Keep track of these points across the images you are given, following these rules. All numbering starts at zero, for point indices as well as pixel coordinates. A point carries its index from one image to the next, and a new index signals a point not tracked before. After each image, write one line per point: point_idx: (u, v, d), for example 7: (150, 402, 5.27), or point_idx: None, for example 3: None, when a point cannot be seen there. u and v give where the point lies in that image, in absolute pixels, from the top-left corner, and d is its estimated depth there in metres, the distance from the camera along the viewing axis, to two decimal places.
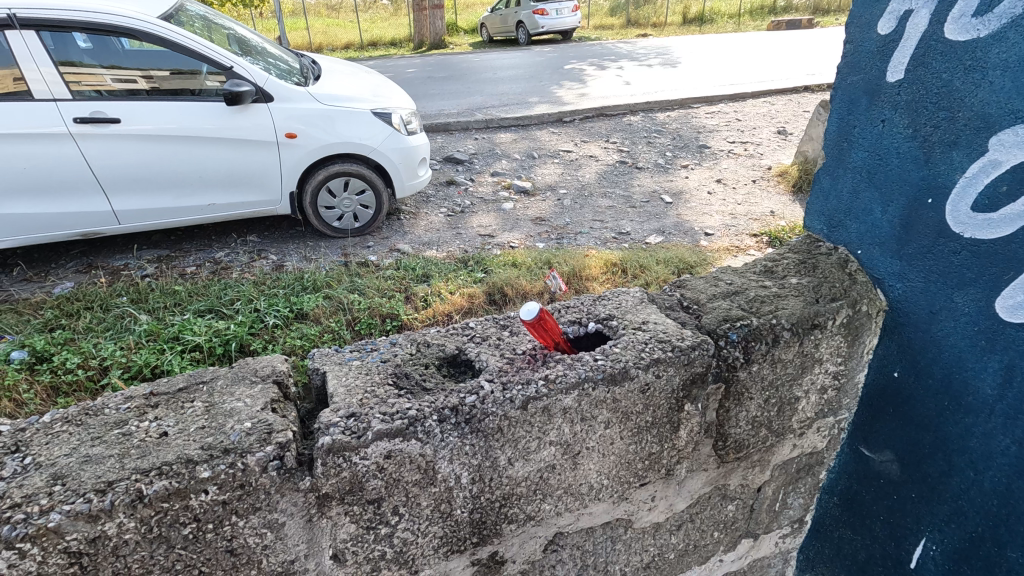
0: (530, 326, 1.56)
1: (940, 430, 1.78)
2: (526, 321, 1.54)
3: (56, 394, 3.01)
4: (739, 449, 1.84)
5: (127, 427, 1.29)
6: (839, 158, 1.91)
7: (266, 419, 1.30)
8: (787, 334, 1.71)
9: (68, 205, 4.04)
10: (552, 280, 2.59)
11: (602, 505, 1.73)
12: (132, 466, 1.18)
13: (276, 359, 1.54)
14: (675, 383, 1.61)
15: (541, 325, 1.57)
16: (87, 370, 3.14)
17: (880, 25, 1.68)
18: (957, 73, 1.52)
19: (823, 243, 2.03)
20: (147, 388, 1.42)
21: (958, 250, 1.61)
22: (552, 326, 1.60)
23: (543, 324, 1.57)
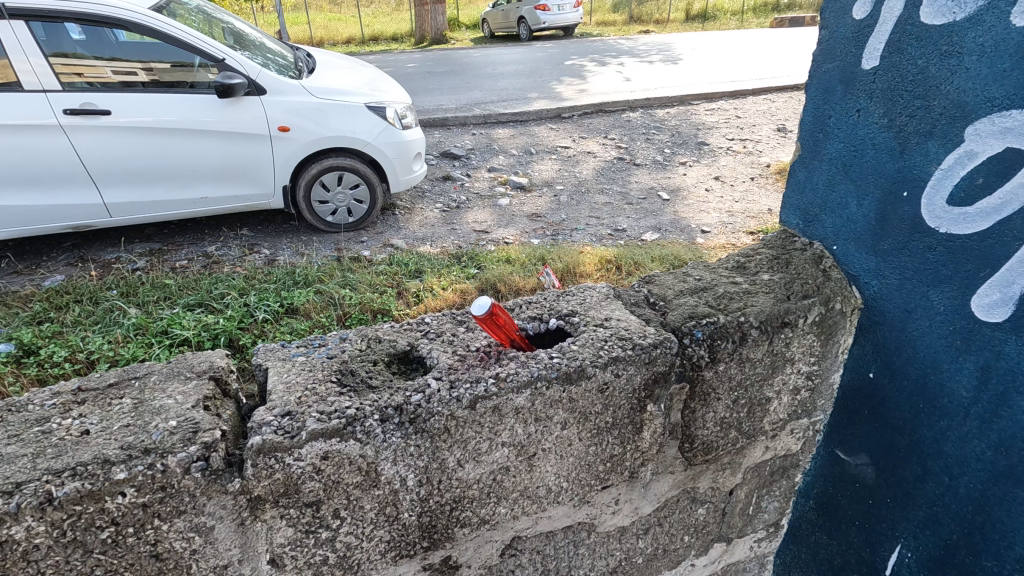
0: (483, 323, 1.49)
1: (916, 433, 1.70)
2: (477, 317, 1.46)
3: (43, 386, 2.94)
4: (708, 451, 1.78)
5: (47, 425, 1.22)
6: (813, 150, 1.83)
7: (193, 417, 1.24)
8: (755, 332, 1.64)
9: (48, 197, 3.95)
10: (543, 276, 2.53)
11: (562, 509, 1.66)
12: (45, 466, 1.11)
13: (215, 355, 1.47)
14: (635, 382, 1.54)
15: (495, 321, 1.49)
16: (75, 363, 3.08)
17: (855, 10, 1.60)
18: (933, 59, 1.44)
19: (798, 238, 1.95)
20: (75, 384, 1.35)
21: (934, 246, 1.53)
22: (507, 324, 1.53)
23: (496, 321, 1.50)
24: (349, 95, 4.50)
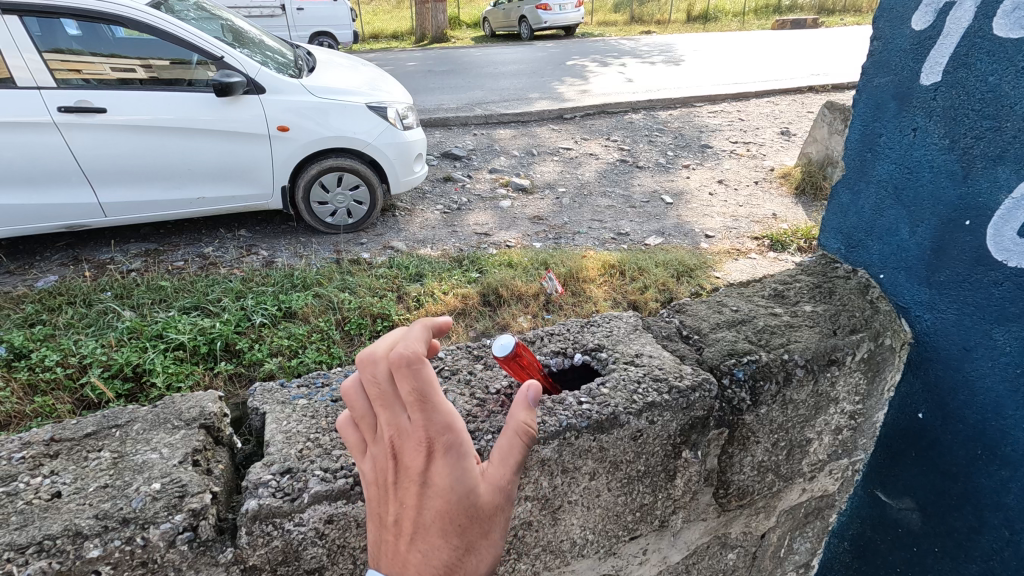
0: (505, 364, 1.34)
1: (971, 482, 1.54)
2: (499, 358, 1.31)
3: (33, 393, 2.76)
4: (742, 496, 1.64)
5: (14, 485, 1.08)
6: (860, 170, 1.68)
7: (179, 478, 1.09)
8: (800, 372, 1.52)
9: (39, 200, 3.79)
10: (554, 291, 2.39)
11: (587, 562, 1.52)
12: (7, 539, 0.97)
13: (207, 398, 1.32)
14: (671, 428, 1.42)
15: (519, 363, 1.35)
16: (67, 368, 2.90)
17: (915, 20, 1.45)
18: (1007, 76, 1.29)
19: (840, 265, 1.82)
20: (48, 433, 1.20)
21: (999, 281, 1.37)
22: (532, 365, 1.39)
23: (520, 362, 1.35)
24: (350, 97, 4.34)
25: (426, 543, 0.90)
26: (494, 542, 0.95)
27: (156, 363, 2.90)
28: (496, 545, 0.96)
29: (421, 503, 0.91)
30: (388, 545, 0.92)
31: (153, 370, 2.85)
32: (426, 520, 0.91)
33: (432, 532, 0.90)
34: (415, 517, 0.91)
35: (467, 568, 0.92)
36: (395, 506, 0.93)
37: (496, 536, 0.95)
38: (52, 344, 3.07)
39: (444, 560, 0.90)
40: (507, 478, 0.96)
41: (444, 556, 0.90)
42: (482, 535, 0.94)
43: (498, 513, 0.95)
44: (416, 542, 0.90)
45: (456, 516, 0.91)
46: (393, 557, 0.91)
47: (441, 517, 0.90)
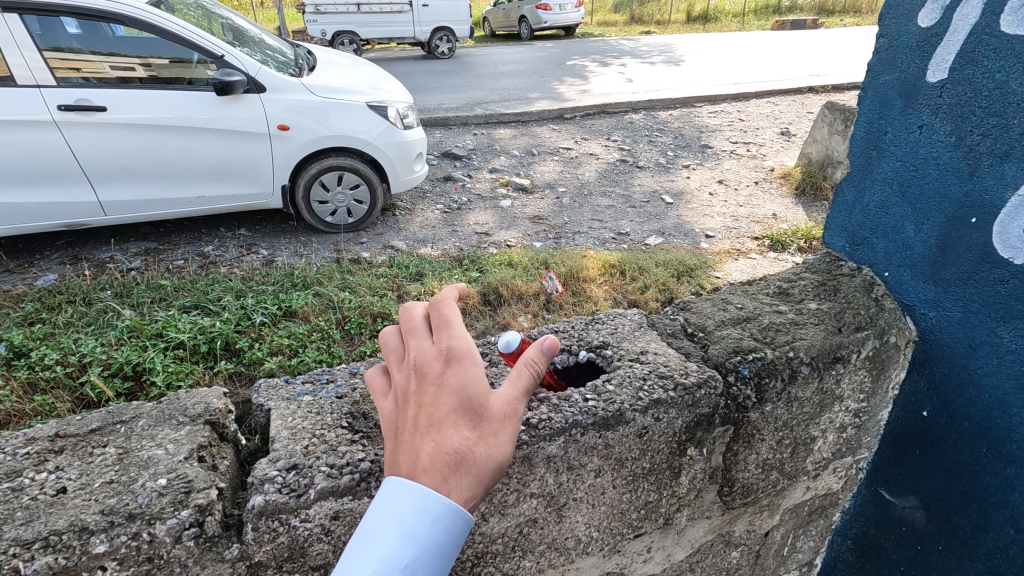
0: (510, 360, 1.34)
1: (976, 480, 1.53)
2: (505, 353, 1.31)
3: (33, 392, 2.75)
4: (747, 494, 1.64)
5: (19, 481, 1.07)
6: (865, 168, 1.68)
7: (185, 474, 1.08)
8: (806, 369, 1.52)
9: (39, 198, 3.78)
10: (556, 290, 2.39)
11: (591, 560, 1.51)
12: (12, 535, 0.96)
13: (213, 395, 1.32)
14: (677, 425, 1.41)
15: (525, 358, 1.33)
16: (67, 367, 2.90)
17: (921, 17, 1.45)
18: (1013, 72, 1.28)
19: (844, 263, 1.82)
20: (52, 429, 1.20)
21: (1006, 278, 1.37)
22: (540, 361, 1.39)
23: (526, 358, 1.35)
24: (351, 95, 4.33)
25: (440, 434, 0.95)
26: (505, 447, 0.98)
27: (155, 361, 2.89)
28: (507, 449, 0.99)
29: (436, 400, 0.99)
30: (403, 448, 0.97)
31: (153, 368, 2.85)
32: (440, 413, 0.97)
33: (446, 423, 0.96)
34: (431, 414, 0.98)
35: (479, 462, 0.95)
36: (412, 410, 1.00)
37: (508, 441, 0.99)
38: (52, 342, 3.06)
39: (455, 450, 0.94)
40: (518, 389, 1.03)
41: (456, 445, 0.95)
42: (492, 436, 0.98)
43: (509, 418, 1.00)
44: (429, 434, 0.95)
45: (468, 412, 0.98)
46: (407, 457, 0.95)
47: (454, 411, 0.97)
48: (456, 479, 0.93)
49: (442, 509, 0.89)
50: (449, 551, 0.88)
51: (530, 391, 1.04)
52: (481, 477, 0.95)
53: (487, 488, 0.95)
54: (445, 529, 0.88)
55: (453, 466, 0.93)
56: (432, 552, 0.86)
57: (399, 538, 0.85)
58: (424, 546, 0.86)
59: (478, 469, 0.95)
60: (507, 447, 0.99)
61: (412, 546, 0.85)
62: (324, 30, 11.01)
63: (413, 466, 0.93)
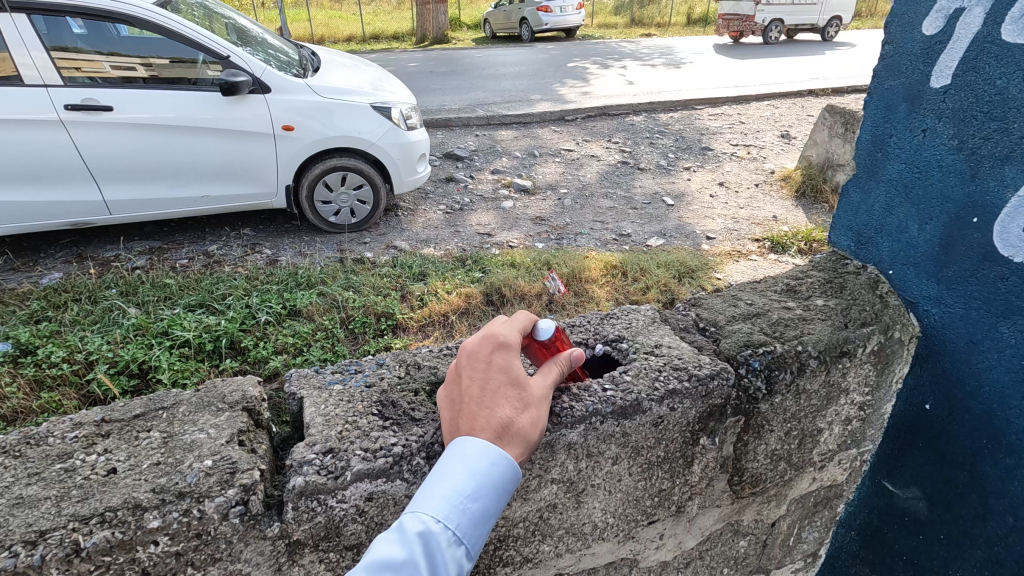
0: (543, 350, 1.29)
1: (977, 470, 1.59)
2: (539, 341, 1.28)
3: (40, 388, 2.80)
4: (756, 484, 1.69)
5: (70, 462, 1.13)
6: (871, 169, 1.74)
7: (229, 456, 1.14)
8: (814, 362, 1.58)
9: (47, 196, 3.84)
10: (553, 282, 2.34)
11: (606, 545, 1.57)
12: (70, 512, 1.02)
13: (248, 383, 1.38)
14: (690, 415, 1.48)
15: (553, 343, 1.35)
16: (73, 364, 2.93)
17: (925, 25, 1.51)
18: (1013, 79, 1.35)
19: (851, 261, 1.89)
20: (97, 415, 1.26)
21: (1006, 276, 1.43)
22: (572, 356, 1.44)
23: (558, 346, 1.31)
24: (357, 97, 4.39)
25: (493, 403, 1.07)
26: (543, 417, 1.12)
27: (161, 360, 2.91)
28: (544, 418, 1.12)
29: (488, 375, 1.10)
30: (460, 415, 1.07)
31: (158, 366, 2.86)
32: (493, 386, 1.09)
33: (498, 395, 1.08)
34: (483, 386, 1.09)
35: (528, 428, 1.07)
36: (466, 382, 1.10)
37: (546, 415, 1.13)
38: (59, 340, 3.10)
39: (506, 417, 1.06)
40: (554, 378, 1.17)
41: (508, 412, 1.07)
42: (534, 408, 1.11)
43: (547, 396, 1.14)
44: (485, 401, 1.07)
45: (515, 388, 1.10)
46: (464, 422, 1.06)
47: (505, 385, 1.10)
48: (506, 442, 1.04)
49: (499, 456, 1.01)
50: (505, 489, 1.00)
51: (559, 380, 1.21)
52: (528, 441, 1.07)
53: (531, 450, 1.07)
54: (502, 471, 1.00)
55: (505, 430, 1.05)
56: (493, 488, 0.99)
57: (466, 473, 0.97)
58: (487, 481, 0.98)
59: (524, 433, 1.07)
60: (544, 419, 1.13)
61: (477, 480, 0.97)
62: (764, 19, 13.27)
63: (472, 428, 1.04)
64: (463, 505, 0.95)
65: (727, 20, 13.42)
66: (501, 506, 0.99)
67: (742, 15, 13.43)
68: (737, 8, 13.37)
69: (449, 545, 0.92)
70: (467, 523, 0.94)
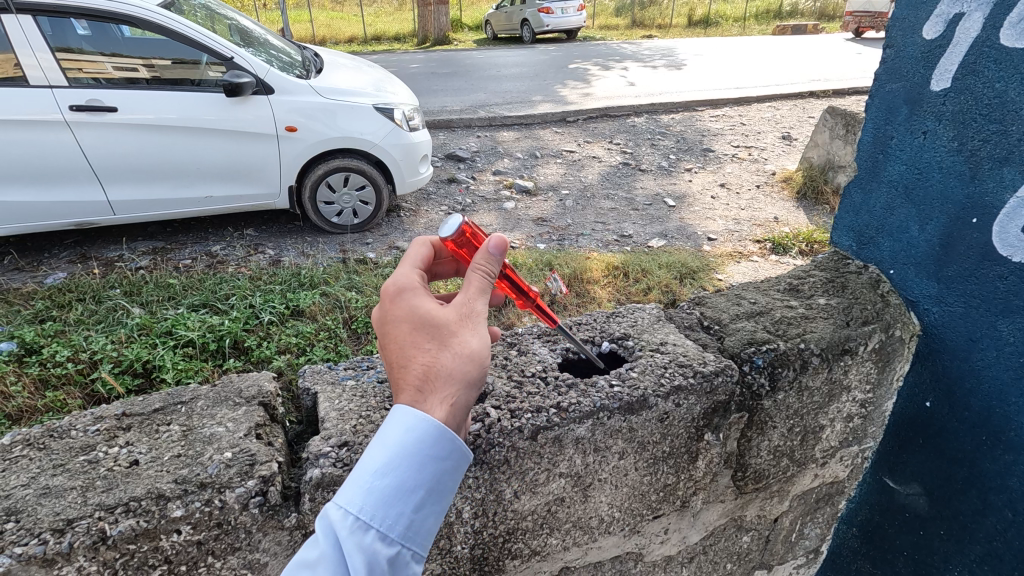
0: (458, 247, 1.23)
1: (976, 466, 1.62)
2: (450, 240, 1.22)
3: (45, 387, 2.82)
4: (759, 479, 1.72)
5: (94, 454, 1.17)
6: (872, 171, 1.77)
7: (248, 449, 1.18)
8: (816, 360, 1.62)
9: (52, 197, 3.88)
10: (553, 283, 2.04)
11: (612, 539, 1.60)
12: (96, 502, 1.05)
13: (263, 379, 1.42)
14: (695, 411, 1.51)
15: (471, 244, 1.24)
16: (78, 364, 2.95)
17: (926, 29, 1.54)
18: (1012, 83, 1.38)
19: (852, 261, 1.92)
20: (118, 409, 1.29)
21: (1005, 275, 1.46)
22: (518, 281, 1.38)
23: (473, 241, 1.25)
24: (361, 98, 4.43)
25: (405, 359, 1.03)
26: (470, 343, 1.04)
27: (166, 360, 2.94)
28: (472, 343, 1.04)
29: (395, 332, 1.06)
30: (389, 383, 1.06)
31: (162, 366, 2.88)
32: (402, 339, 1.05)
33: (407, 347, 1.04)
34: (396, 345, 1.06)
35: (452, 364, 1.01)
36: (384, 348, 1.08)
37: (472, 340, 1.05)
38: (63, 340, 3.13)
39: (422, 364, 1.01)
40: (469, 297, 1.07)
41: (425, 358, 1.02)
42: (454, 338, 1.04)
43: (466, 317, 1.05)
44: (397, 360, 1.04)
45: (423, 331, 1.04)
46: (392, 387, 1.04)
47: (413, 332, 1.05)
48: (429, 387, 1.00)
49: (417, 415, 0.97)
50: (422, 456, 0.95)
51: (481, 288, 1.08)
52: (456, 377, 1.01)
53: (464, 383, 1.01)
54: (417, 433, 0.96)
55: (424, 378, 1.00)
56: (406, 459, 0.94)
57: (377, 450, 0.94)
58: (398, 454, 0.94)
59: (447, 372, 1.01)
60: (474, 344, 1.05)
61: (387, 455, 0.94)
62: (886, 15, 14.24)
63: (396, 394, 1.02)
64: (369, 485, 0.91)
65: (861, 18, 14.45)
66: (417, 476, 0.94)
67: (867, 12, 14.31)
68: (863, 5, 14.39)
69: (353, 533, 0.89)
70: (376, 502, 0.91)
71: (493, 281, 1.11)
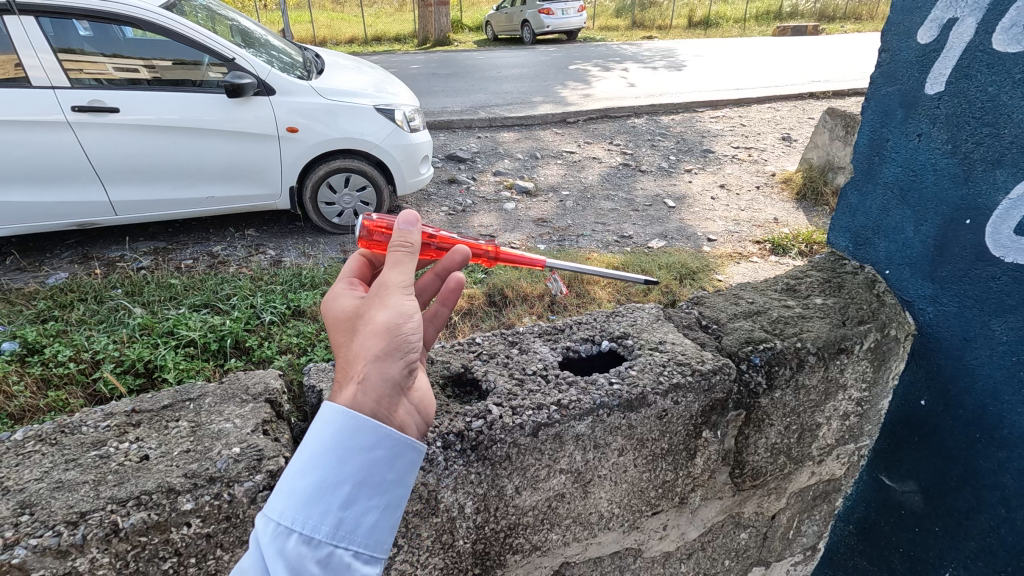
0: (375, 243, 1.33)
1: (971, 464, 1.65)
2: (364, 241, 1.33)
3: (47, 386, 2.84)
4: (757, 476, 1.75)
5: (105, 449, 1.20)
6: (868, 173, 1.80)
7: (256, 444, 1.20)
8: (812, 358, 1.64)
9: (55, 197, 3.91)
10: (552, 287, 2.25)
11: (612, 535, 1.63)
12: (108, 495, 1.08)
13: (269, 376, 1.45)
14: (694, 409, 1.54)
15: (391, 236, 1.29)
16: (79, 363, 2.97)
17: (920, 34, 1.57)
18: (1005, 87, 1.40)
19: (848, 261, 1.94)
20: (128, 406, 1.33)
21: (998, 275, 1.49)
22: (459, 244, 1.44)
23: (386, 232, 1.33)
24: (362, 99, 4.46)
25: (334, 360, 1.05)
26: (377, 319, 1.01)
27: (167, 360, 2.96)
28: (379, 318, 1.01)
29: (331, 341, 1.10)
30: None
31: (163, 365, 2.91)
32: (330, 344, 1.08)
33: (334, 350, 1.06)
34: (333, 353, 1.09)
35: (359, 344, 1.00)
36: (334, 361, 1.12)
37: (379, 315, 1.02)
38: (65, 340, 3.15)
39: (342, 357, 1.02)
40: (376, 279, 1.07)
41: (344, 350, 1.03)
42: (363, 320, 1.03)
43: (373, 297, 1.04)
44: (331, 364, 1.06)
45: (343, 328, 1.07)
46: None
47: (337, 333, 1.08)
48: (346, 373, 0.99)
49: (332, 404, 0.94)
50: (344, 451, 0.90)
51: (385, 267, 1.07)
52: (366, 355, 0.98)
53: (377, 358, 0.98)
54: (334, 426, 0.91)
55: (342, 368, 1.00)
56: (327, 456, 0.89)
57: (299, 452, 0.90)
58: (317, 452, 0.90)
59: (358, 352, 0.99)
60: (382, 319, 1.01)
61: (306, 456, 0.89)
62: None
63: None
64: (289, 488, 0.87)
65: None
66: (340, 471, 0.89)
67: None
68: None
69: (274, 540, 0.84)
70: (297, 504, 0.86)
71: (405, 254, 1.09)
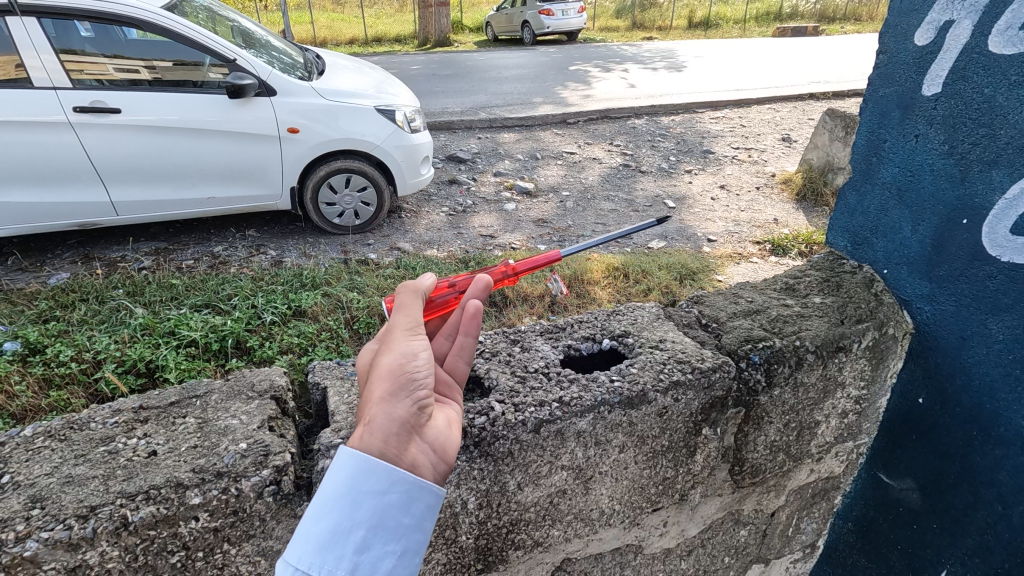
0: None
1: (968, 461, 1.66)
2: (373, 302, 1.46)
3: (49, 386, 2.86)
4: (756, 474, 1.77)
5: (113, 445, 1.22)
6: (867, 173, 1.81)
7: (262, 440, 1.22)
8: (811, 356, 1.66)
9: (57, 197, 3.93)
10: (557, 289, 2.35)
11: (612, 531, 1.65)
12: (117, 489, 1.09)
13: (274, 373, 1.47)
14: (693, 406, 1.55)
15: None
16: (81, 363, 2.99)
17: (917, 36, 1.59)
18: (1000, 88, 1.42)
19: (847, 261, 1.96)
20: (135, 402, 1.34)
21: (994, 274, 1.51)
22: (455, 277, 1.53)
23: None
24: (364, 99, 4.48)
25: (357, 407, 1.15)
26: (384, 363, 1.10)
27: (169, 360, 2.97)
28: (385, 362, 1.10)
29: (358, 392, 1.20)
30: None
31: (165, 365, 2.92)
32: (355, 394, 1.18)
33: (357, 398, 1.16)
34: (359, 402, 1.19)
35: (369, 388, 1.08)
36: None
37: (385, 359, 1.11)
38: (67, 340, 3.17)
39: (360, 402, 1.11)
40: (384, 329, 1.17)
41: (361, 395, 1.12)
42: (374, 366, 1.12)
43: (383, 345, 1.14)
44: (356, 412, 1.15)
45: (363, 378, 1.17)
46: None
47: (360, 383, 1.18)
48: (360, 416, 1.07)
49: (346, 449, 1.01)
50: (359, 497, 0.95)
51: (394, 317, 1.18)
52: (373, 398, 1.06)
53: (384, 399, 1.05)
54: (349, 473, 0.96)
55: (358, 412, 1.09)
56: (342, 502, 0.94)
57: (315, 498, 0.95)
58: (333, 498, 0.94)
59: (368, 396, 1.07)
60: (388, 362, 1.10)
61: (323, 502, 0.94)
62: None
63: None
64: (307, 533, 0.91)
65: None
66: (357, 516, 0.93)
67: None
68: None
69: None
70: (315, 548, 0.90)
71: (410, 303, 1.19)
